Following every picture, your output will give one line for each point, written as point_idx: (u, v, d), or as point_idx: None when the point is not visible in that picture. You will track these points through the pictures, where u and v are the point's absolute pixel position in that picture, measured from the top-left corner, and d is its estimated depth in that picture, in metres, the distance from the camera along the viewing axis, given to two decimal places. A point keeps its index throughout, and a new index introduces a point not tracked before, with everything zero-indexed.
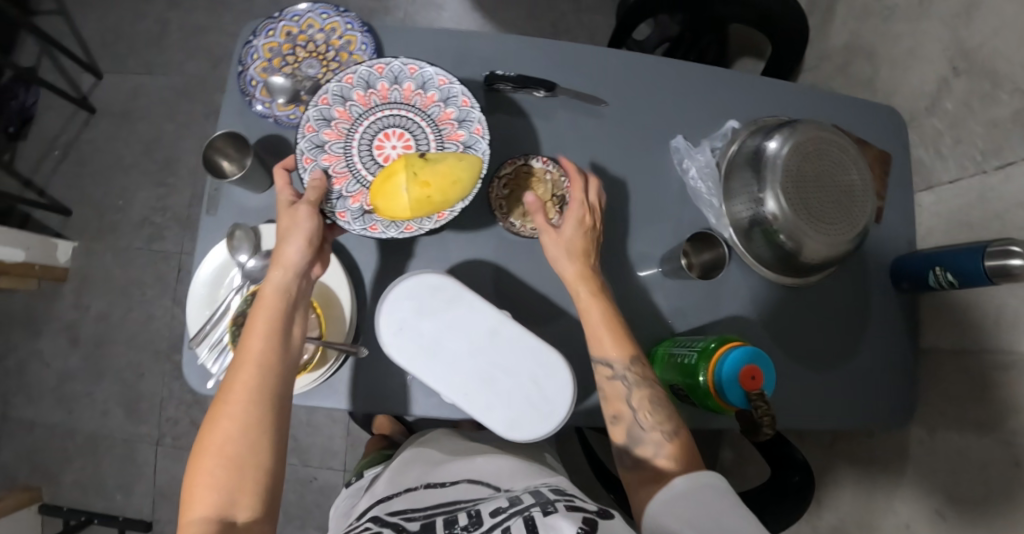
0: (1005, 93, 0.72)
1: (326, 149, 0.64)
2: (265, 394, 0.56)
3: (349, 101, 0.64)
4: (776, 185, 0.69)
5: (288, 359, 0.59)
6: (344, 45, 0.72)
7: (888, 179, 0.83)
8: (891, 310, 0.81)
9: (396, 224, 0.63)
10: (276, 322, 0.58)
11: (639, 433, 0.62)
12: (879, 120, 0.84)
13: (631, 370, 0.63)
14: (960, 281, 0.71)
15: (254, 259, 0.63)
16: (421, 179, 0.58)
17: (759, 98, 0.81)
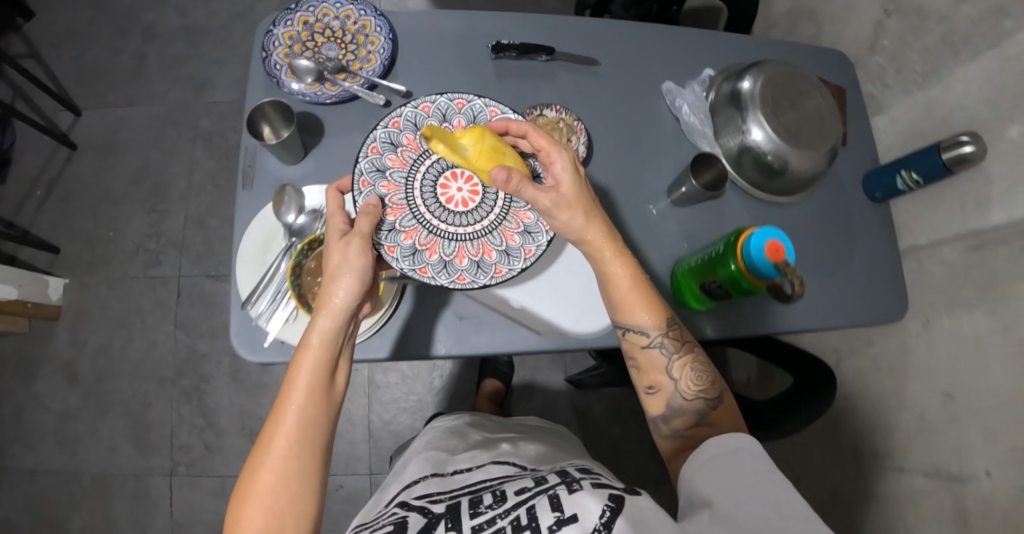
0: (931, 23, 0.85)
1: (385, 176, 0.66)
2: (309, 442, 0.58)
3: (421, 130, 0.68)
4: (760, 112, 0.79)
5: (329, 405, 0.60)
6: (360, 28, 0.79)
7: (850, 110, 0.93)
8: (872, 220, 0.90)
9: (448, 272, 0.64)
10: (322, 366, 0.60)
11: (678, 401, 0.66)
12: (831, 63, 0.96)
13: (665, 335, 0.67)
14: (925, 179, 0.83)
15: (302, 216, 0.69)
16: (497, 140, 0.63)
17: (730, 47, 0.90)
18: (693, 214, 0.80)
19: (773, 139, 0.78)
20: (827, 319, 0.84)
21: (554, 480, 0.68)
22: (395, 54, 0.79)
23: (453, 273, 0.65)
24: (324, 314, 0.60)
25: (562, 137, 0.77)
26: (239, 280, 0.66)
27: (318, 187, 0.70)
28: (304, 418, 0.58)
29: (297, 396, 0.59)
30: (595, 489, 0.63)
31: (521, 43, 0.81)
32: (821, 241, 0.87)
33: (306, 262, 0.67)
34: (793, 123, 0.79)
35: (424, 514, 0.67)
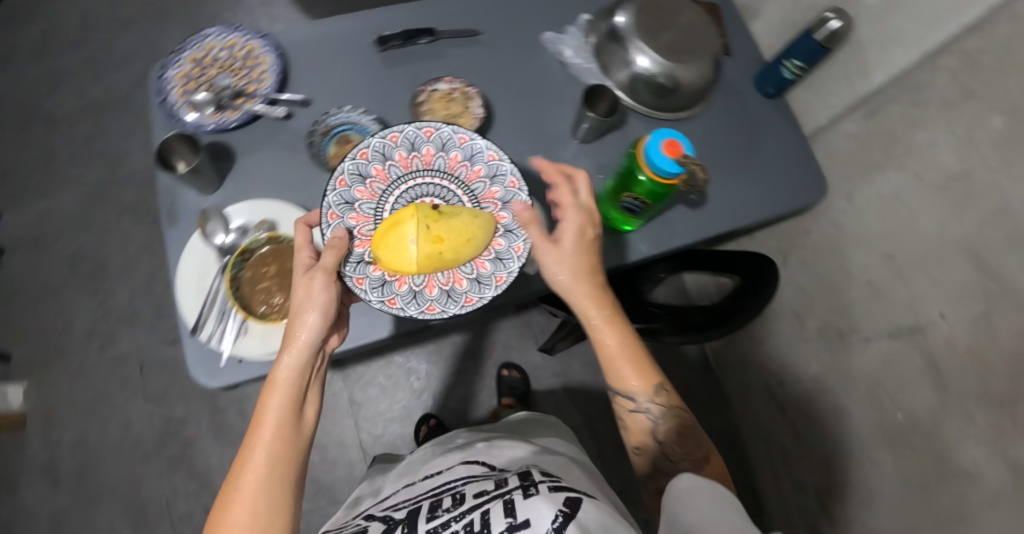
0: None
1: (354, 207, 0.68)
2: (277, 473, 0.58)
3: (389, 160, 0.70)
4: (639, 38, 0.83)
5: (298, 435, 0.61)
6: (247, 53, 0.82)
7: (726, 20, 0.98)
8: (773, 113, 0.95)
9: (418, 303, 0.67)
10: (293, 399, 0.62)
11: (666, 462, 0.65)
12: None
13: (654, 400, 0.67)
14: (806, 63, 0.88)
15: (231, 235, 0.71)
16: (434, 235, 0.64)
17: None
18: (605, 144, 0.83)
19: (658, 59, 0.82)
20: (750, 212, 0.90)
21: (515, 482, 0.68)
22: (285, 67, 0.81)
23: (422, 303, 0.68)
24: (289, 351, 0.63)
25: (460, 104, 0.79)
26: (183, 309, 0.69)
27: (240, 204, 0.73)
28: (273, 447, 0.58)
29: (264, 426, 0.59)
30: (552, 492, 0.64)
31: (402, 30, 0.83)
32: (728, 144, 0.92)
33: (242, 274, 0.68)
34: (672, 40, 0.83)
35: (387, 523, 0.69)
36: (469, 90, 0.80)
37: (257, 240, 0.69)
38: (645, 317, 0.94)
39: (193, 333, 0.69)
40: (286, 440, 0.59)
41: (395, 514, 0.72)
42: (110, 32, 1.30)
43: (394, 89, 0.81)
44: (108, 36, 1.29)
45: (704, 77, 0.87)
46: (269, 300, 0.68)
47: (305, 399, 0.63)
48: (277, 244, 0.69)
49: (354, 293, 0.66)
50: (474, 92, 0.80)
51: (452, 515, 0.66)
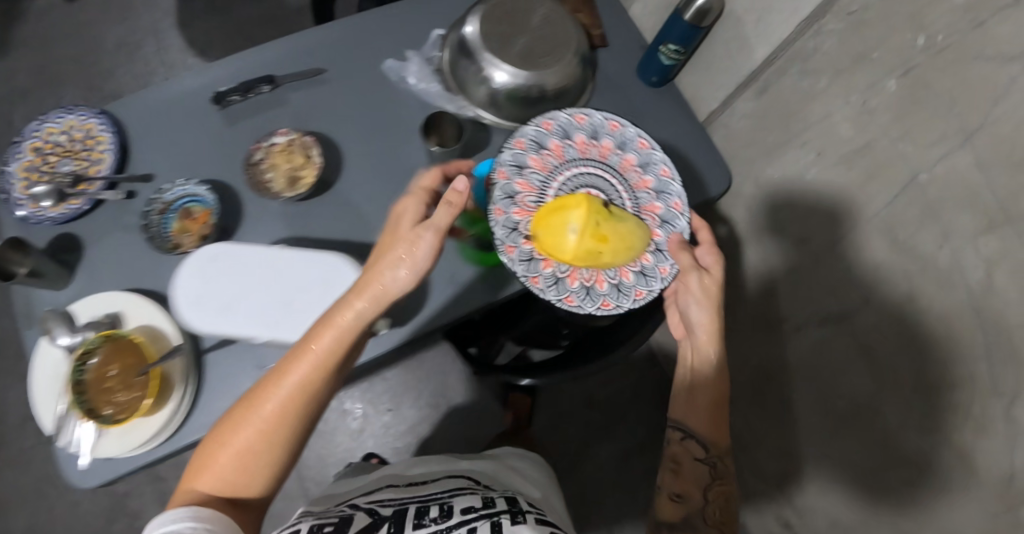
0: None
1: (522, 175, 0.73)
2: (292, 417, 0.56)
3: (569, 140, 0.75)
4: (490, 49, 0.76)
5: (316, 396, 0.57)
6: (87, 133, 0.77)
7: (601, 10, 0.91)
8: (660, 104, 0.88)
9: (559, 290, 0.72)
10: (338, 348, 0.57)
11: (698, 519, 0.71)
12: None
13: (719, 456, 0.73)
14: (682, 46, 0.81)
15: (74, 335, 0.68)
16: (600, 232, 0.64)
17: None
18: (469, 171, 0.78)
19: (513, 70, 0.76)
20: None
21: (502, 506, 0.65)
22: (126, 144, 0.77)
23: (562, 291, 0.72)
24: (362, 298, 0.57)
25: (299, 157, 0.74)
26: (39, 418, 0.67)
27: (84, 300, 0.70)
28: (291, 400, 0.56)
29: (293, 376, 0.56)
30: (539, 525, 0.62)
31: (240, 83, 0.78)
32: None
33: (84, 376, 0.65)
34: (527, 48, 0.77)
35: (371, 514, 0.62)
36: (308, 140, 0.75)
37: (93, 340, 0.65)
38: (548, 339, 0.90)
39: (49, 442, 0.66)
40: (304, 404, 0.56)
41: (380, 509, 0.64)
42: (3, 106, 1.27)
43: (237, 149, 0.77)
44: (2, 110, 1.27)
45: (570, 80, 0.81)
46: (119, 398, 0.66)
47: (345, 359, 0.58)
48: (112, 341, 0.65)
49: (504, 259, 0.71)
50: (313, 141, 0.74)
51: (441, 522, 0.60)
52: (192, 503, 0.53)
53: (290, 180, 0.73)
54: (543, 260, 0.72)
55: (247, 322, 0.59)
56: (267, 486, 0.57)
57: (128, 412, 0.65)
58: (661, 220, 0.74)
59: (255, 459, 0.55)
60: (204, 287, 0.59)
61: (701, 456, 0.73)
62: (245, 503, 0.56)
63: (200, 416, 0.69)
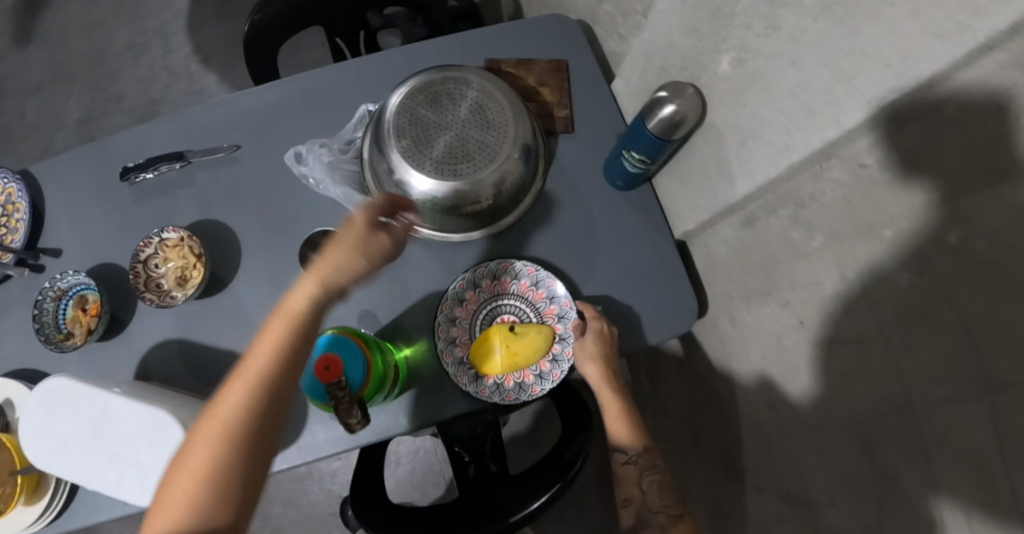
0: None
1: (456, 322, 0.68)
2: (247, 427, 0.46)
3: (478, 286, 0.69)
4: (405, 146, 0.65)
5: (282, 402, 0.48)
6: (8, 197, 0.75)
7: (575, 83, 0.76)
8: (625, 212, 0.73)
9: (499, 391, 0.66)
10: (290, 346, 0.49)
11: (646, 515, 0.63)
12: (552, 29, 0.78)
13: (642, 454, 0.68)
14: (648, 155, 0.65)
15: None
16: (512, 351, 0.65)
17: (405, 64, 0.76)
18: (375, 284, 0.69)
19: (427, 176, 0.64)
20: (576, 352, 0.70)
21: None
22: (42, 212, 0.74)
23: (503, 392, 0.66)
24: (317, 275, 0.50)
25: (188, 256, 0.69)
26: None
27: None
28: (253, 407, 0.46)
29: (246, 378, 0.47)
30: None
31: (151, 157, 0.72)
32: (555, 260, 0.71)
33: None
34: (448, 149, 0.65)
35: None
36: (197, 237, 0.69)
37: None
38: (470, 451, 0.77)
39: None
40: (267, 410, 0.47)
41: None
42: (21, 99, 1.31)
43: (139, 230, 0.72)
44: (20, 103, 1.30)
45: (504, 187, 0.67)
46: None
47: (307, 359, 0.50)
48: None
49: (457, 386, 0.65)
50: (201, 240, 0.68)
51: None
52: None
53: (180, 279, 0.69)
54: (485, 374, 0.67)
55: (82, 466, 0.56)
56: (243, 527, 0.46)
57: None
58: (557, 316, 0.69)
59: (220, 496, 0.44)
60: (46, 422, 0.57)
61: (626, 460, 0.68)
62: None
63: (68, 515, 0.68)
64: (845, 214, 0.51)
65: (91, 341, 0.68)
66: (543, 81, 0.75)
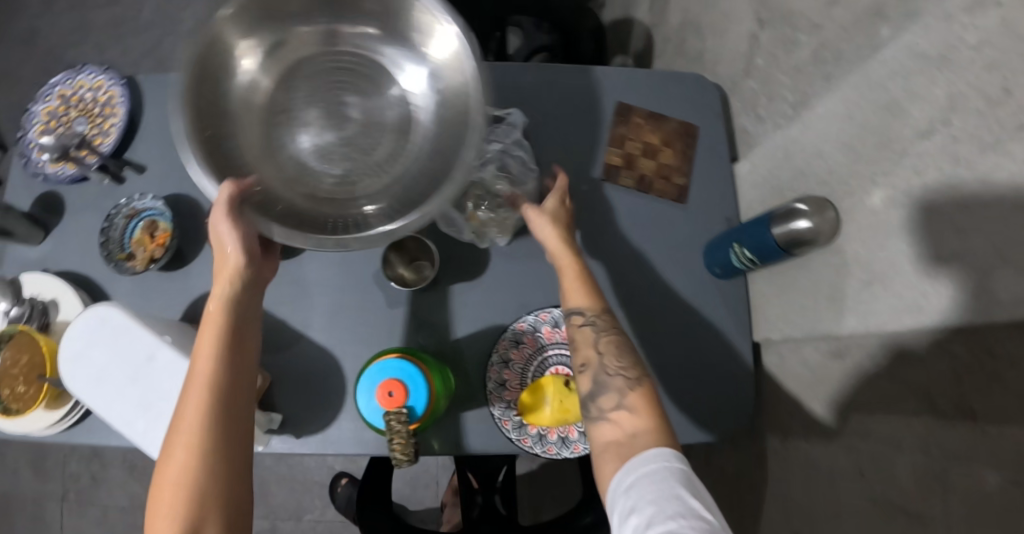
0: (803, 33, 0.64)
1: (508, 365, 0.64)
2: (205, 425, 0.51)
3: (538, 331, 0.64)
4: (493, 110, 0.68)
5: (237, 398, 0.53)
6: (108, 99, 0.75)
7: (697, 153, 0.72)
8: (710, 298, 0.71)
9: (542, 441, 0.62)
10: (226, 334, 0.54)
11: (605, 379, 0.55)
12: (691, 90, 0.74)
13: (599, 315, 0.58)
14: (759, 257, 0.62)
15: (14, 306, 0.69)
16: (563, 406, 0.61)
17: (543, 83, 0.72)
18: (444, 297, 0.66)
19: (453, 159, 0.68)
20: None
21: None
22: (136, 125, 0.74)
23: (547, 445, 0.62)
24: (225, 281, 0.56)
25: None
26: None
27: (37, 274, 0.70)
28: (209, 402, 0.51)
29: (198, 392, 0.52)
30: None
31: None
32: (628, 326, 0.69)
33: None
34: (189, 103, 0.54)
35: None
36: None
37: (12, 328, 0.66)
38: (481, 479, 0.76)
39: None
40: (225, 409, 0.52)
41: None
42: None
43: None
44: None
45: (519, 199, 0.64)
46: (18, 389, 0.66)
47: (243, 347, 0.55)
48: (25, 336, 0.66)
49: (496, 430, 0.62)
50: None
51: None
52: None
53: None
54: (531, 427, 0.62)
55: (110, 404, 0.56)
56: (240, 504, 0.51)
57: (23, 406, 0.66)
58: None
59: (207, 481, 0.50)
60: (85, 348, 0.57)
61: (581, 321, 0.58)
62: None
63: (86, 431, 0.68)
64: (952, 394, 0.49)
65: (153, 268, 0.67)
66: (668, 142, 0.71)
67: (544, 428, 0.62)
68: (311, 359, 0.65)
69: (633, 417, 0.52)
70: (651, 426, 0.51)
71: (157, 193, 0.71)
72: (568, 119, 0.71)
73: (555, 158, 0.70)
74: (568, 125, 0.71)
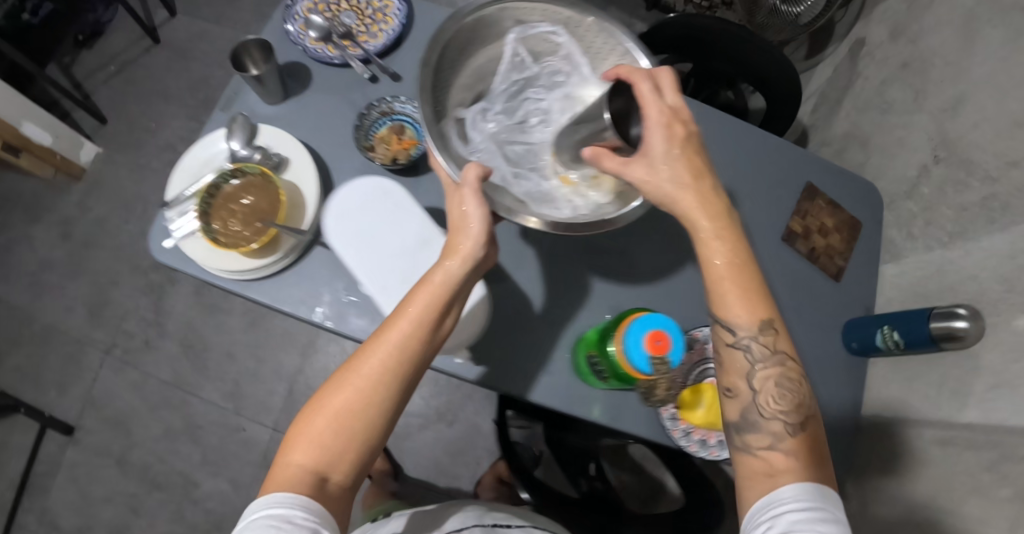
0: (976, 180, 0.74)
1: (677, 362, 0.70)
2: (389, 377, 0.51)
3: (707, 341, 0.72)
4: (552, 58, 0.68)
5: (416, 365, 0.53)
6: (382, 7, 0.82)
7: (854, 243, 0.83)
8: (837, 368, 0.80)
9: (687, 436, 0.68)
10: (435, 304, 0.53)
11: (755, 416, 0.51)
12: (854, 192, 0.85)
13: (757, 338, 0.52)
14: (906, 342, 0.72)
15: (245, 149, 0.72)
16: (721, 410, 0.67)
17: (750, 144, 0.83)
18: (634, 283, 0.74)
19: (515, 102, 0.70)
20: None
21: None
22: (402, 38, 0.81)
23: (688, 440, 0.68)
24: (454, 260, 0.53)
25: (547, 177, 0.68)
26: (170, 185, 0.72)
27: (271, 128, 0.74)
28: (397, 359, 0.51)
29: (383, 349, 0.52)
30: None
31: None
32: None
33: (224, 186, 0.69)
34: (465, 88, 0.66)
35: None
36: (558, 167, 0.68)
37: (254, 167, 0.68)
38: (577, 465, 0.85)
39: (165, 207, 0.70)
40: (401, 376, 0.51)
41: None
42: None
43: None
44: None
45: (613, 152, 0.55)
46: (231, 226, 0.68)
47: (445, 320, 0.54)
48: (262, 179, 0.68)
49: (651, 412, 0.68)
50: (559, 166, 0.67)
51: None
52: (293, 483, 0.48)
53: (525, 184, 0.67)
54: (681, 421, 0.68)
55: (370, 265, 0.59)
56: (377, 451, 0.53)
57: (227, 241, 0.67)
58: None
59: (365, 426, 0.51)
60: (361, 209, 0.60)
61: (733, 341, 0.52)
62: (338, 484, 0.50)
63: (266, 288, 0.70)
64: None
65: (388, 167, 0.73)
66: (838, 228, 0.82)
67: (690, 427, 0.69)
68: (508, 297, 0.71)
69: (786, 462, 0.49)
70: (806, 467, 0.48)
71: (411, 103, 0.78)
72: (761, 175, 0.82)
73: (746, 204, 0.80)
74: (760, 180, 0.81)
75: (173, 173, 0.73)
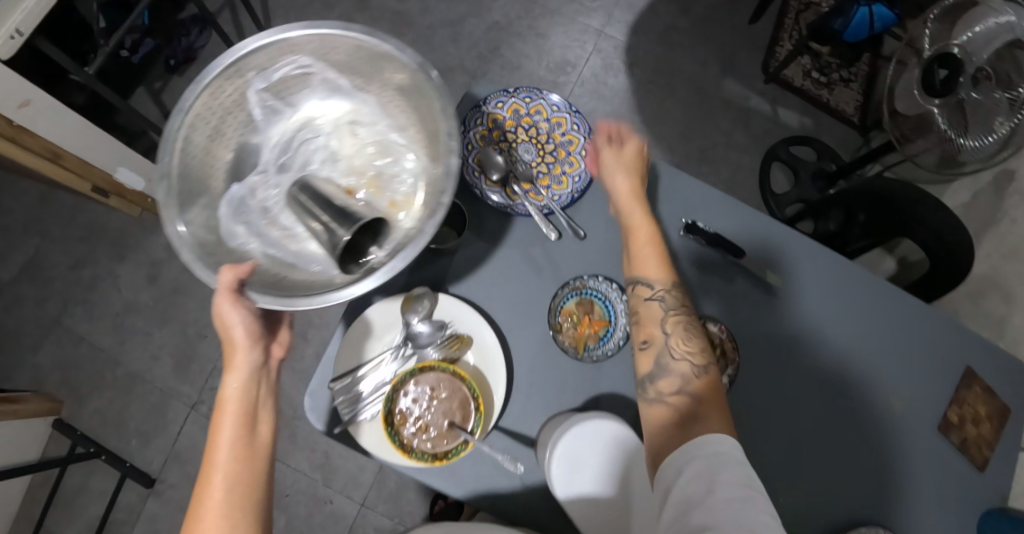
0: None
1: None
2: (238, 501, 0.51)
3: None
4: (304, 94, 0.64)
5: (260, 475, 0.54)
6: (565, 143, 0.75)
7: (1000, 433, 0.82)
8: None
9: None
10: (245, 416, 0.54)
11: (667, 359, 0.60)
12: (1006, 371, 0.84)
13: (669, 293, 0.63)
14: None
15: (426, 325, 0.64)
16: None
17: (918, 321, 0.81)
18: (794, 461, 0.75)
19: (289, 155, 0.65)
20: None
21: None
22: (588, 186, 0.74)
23: None
24: (233, 373, 0.55)
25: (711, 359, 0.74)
26: (339, 357, 0.64)
27: (453, 300, 0.66)
28: (235, 482, 0.52)
29: (218, 483, 0.51)
30: None
31: (715, 233, 0.77)
32: None
33: (410, 380, 0.63)
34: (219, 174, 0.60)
35: None
36: (731, 349, 0.75)
37: (446, 366, 0.63)
38: None
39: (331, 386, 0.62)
40: (248, 495, 0.52)
41: None
42: None
43: None
44: None
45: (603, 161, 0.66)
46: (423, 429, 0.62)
47: (259, 423, 0.55)
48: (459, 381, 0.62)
49: None
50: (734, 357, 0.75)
51: None
52: None
53: None
54: None
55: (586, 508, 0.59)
56: None
57: (410, 442, 0.61)
58: None
59: None
60: (581, 451, 0.59)
61: (649, 296, 0.63)
62: None
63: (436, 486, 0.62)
64: None
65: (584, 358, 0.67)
66: (987, 414, 0.81)
67: None
68: None
69: (689, 395, 0.57)
70: (710, 398, 0.56)
71: (608, 274, 0.71)
72: (923, 362, 0.80)
73: (910, 384, 0.79)
74: (919, 355, 0.80)
75: (335, 340, 0.65)
